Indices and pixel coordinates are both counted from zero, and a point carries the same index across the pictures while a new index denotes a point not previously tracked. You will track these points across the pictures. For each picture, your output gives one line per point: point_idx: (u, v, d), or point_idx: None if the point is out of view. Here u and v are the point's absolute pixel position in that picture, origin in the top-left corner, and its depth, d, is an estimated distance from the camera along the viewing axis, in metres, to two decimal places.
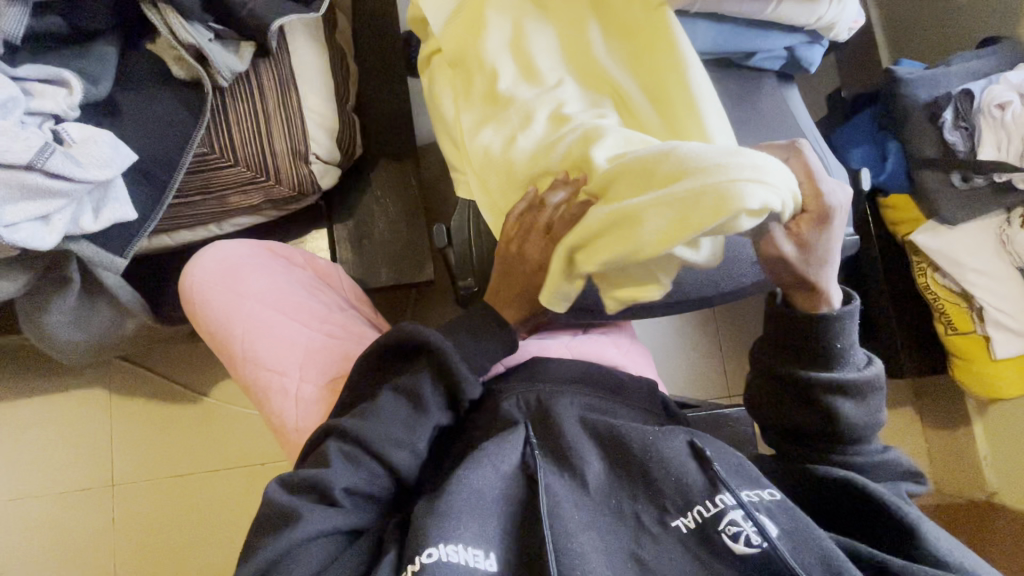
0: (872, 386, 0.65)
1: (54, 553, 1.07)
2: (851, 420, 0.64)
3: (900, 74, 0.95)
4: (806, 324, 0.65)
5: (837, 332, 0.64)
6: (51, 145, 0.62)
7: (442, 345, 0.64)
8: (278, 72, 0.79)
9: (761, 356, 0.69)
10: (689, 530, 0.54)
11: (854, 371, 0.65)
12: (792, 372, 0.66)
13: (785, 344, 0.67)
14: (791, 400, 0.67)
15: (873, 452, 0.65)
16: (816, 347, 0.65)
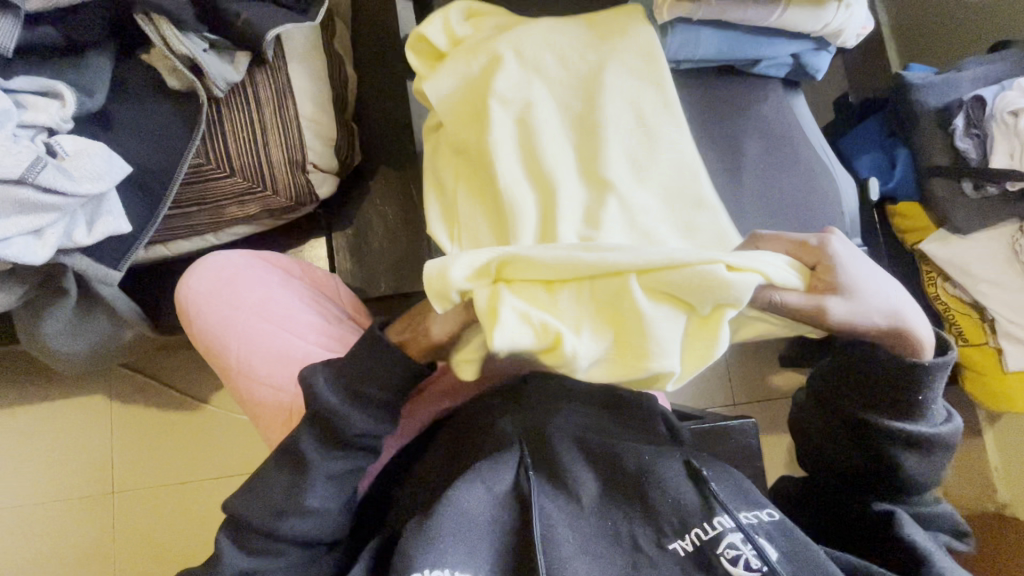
0: (941, 441, 0.62)
1: (53, 561, 1.07)
2: (910, 472, 0.61)
3: (910, 79, 0.93)
4: (893, 376, 0.59)
5: (923, 386, 0.59)
6: (44, 159, 0.61)
7: (324, 394, 0.60)
8: (274, 81, 0.78)
9: (827, 394, 0.66)
10: (687, 553, 0.52)
11: (928, 426, 0.61)
12: (860, 417, 0.62)
13: (860, 387, 0.62)
14: (851, 441, 0.64)
15: (919, 499, 0.64)
16: (896, 400, 0.60)
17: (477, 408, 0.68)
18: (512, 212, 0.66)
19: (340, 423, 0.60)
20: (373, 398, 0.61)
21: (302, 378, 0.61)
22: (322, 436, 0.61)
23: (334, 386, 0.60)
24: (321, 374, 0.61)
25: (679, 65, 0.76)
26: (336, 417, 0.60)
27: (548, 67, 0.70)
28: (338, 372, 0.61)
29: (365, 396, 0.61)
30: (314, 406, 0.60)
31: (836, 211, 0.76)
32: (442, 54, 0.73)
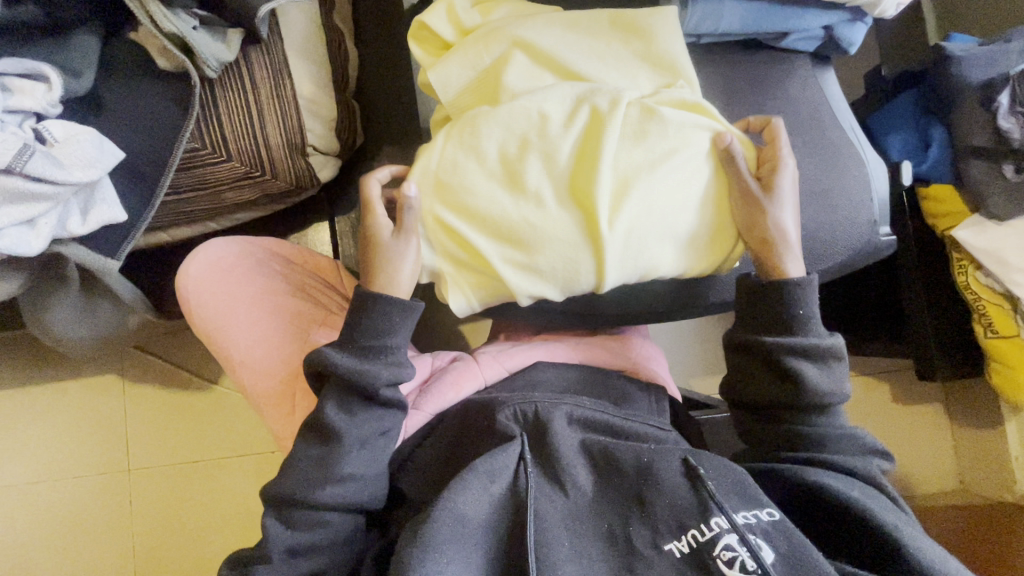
0: (834, 353, 0.64)
1: (73, 534, 1.10)
2: (816, 388, 0.63)
3: (950, 51, 0.85)
4: (770, 295, 0.63)
5: (797, 301, 0.63)
6: (31, 145, 0.60)
7: (342, 364, 0.61)
8: (269, 59, 0.74)
9: (730, 333, 0.67)
10: (682, 555, 0.51)
11: (816, 339, 0.63)
12: (756, 342, 0.64)
13: (755, 316, 0.65)
14: (757, 372, 0.65)
15: (840, 424, 0.64)
16: (778, 319, 0.64)
17: (479, 402, 0.66)
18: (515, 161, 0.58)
19: (364, 383, 0.61)
20: (387, 347, 0.62)
21: (312, 358, 0.62)
22: (344, 401, 0.61)
23: (337, 348, 0.62)
24: (330, 349, 0.62)
25: (700, 40, 0.71)
26: (359, 379, 0.60)
27: (557, 50, 0.65)
28: (344, 341, 0.62)
29: (376, 349, 0.62)
30: (334, 376, 0.61)
31: (864, 199, 0.71)
32: (448, 46, 0.69)
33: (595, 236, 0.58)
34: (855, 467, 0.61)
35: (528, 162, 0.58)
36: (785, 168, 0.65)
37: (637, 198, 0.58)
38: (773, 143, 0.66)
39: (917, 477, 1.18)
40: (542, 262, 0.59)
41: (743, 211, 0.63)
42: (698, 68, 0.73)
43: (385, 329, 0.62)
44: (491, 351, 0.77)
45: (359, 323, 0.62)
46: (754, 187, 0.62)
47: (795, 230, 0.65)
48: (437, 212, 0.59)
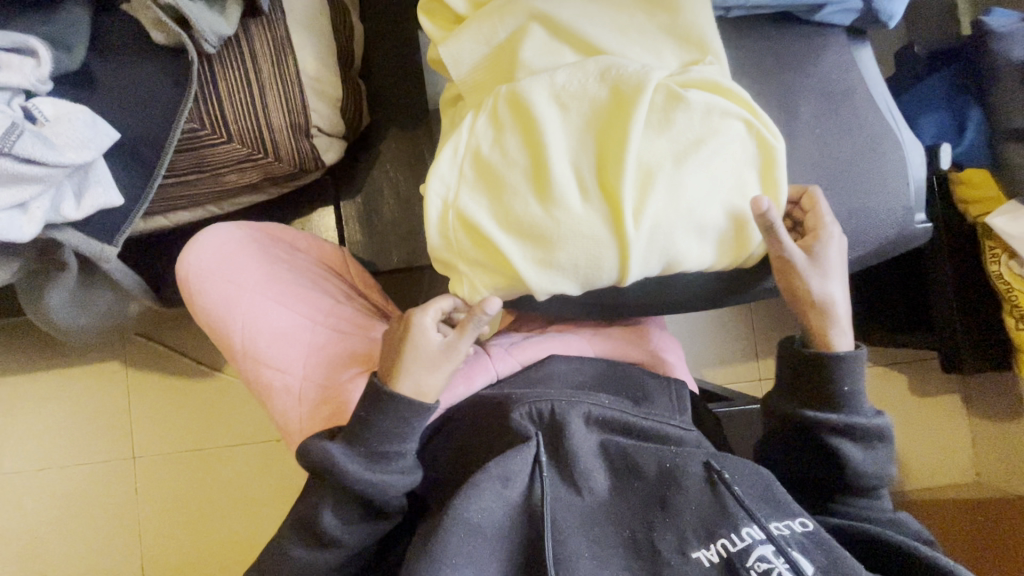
0: (882, 434, 0.62)
1: (79, 522, 1.09)
2: (858, 466, 0.62)
3: (991, 27, 0.81)
4: (816, 369, 0.62)
5: (843, 377, 0.62)
6: (20, 125, 0.57)
7: (349, 472, 0.57)
8: (271, 34, 0.70)
9: (771, 400, 0.67)
10: (711, 564, 0.49)
11: (862, 417, 0.62)
12: (798, 415, 0.63)
13: (800, 387, 0.64)
14: (795, 443, 0.65)
15: (882, 508, 0.63)
16: (823, 393, 0.62)
17: (491, 398, 0.62)
18: (532, 150, 0.55)
19: (369, 492, 0.58)
20: (400, 454, 0.59)
21: (317, 454, 0.58)
22: (344, 508, 0.58)
23: (344, 450, 0.58)
24: (339, 447, 0.58)
25: (729, 12, 0.67)
26: (367, 491, 0.57)
27: (578, 24, 0.60)
28: (354, 443, 0.58)
29: (389, 456, 0.58)
30: (339, 482, 0.57)
31: (900, 185, 0.67)
32: (460, 19, 0.65)
33: (619, 229, 0.54)
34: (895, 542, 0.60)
35: (549, 146, 0.55)
36: (830, 237, 0.61)
37: (663, 187, 0.54)
38: (814, 211, 0.61)
39: (933, 469, 1.16)
40: (563, 253, 0.55)
41: (781, 280, 0.62)
42: (725, 42, 0.68)
43: (400, 434, 0.59)
44: (504, 342, 0.75)
45: (375, 427, 0.58)
46: (798, 256, 0.60)
47: (843, 295, 0.63)
48: (454, 200, 0.56)
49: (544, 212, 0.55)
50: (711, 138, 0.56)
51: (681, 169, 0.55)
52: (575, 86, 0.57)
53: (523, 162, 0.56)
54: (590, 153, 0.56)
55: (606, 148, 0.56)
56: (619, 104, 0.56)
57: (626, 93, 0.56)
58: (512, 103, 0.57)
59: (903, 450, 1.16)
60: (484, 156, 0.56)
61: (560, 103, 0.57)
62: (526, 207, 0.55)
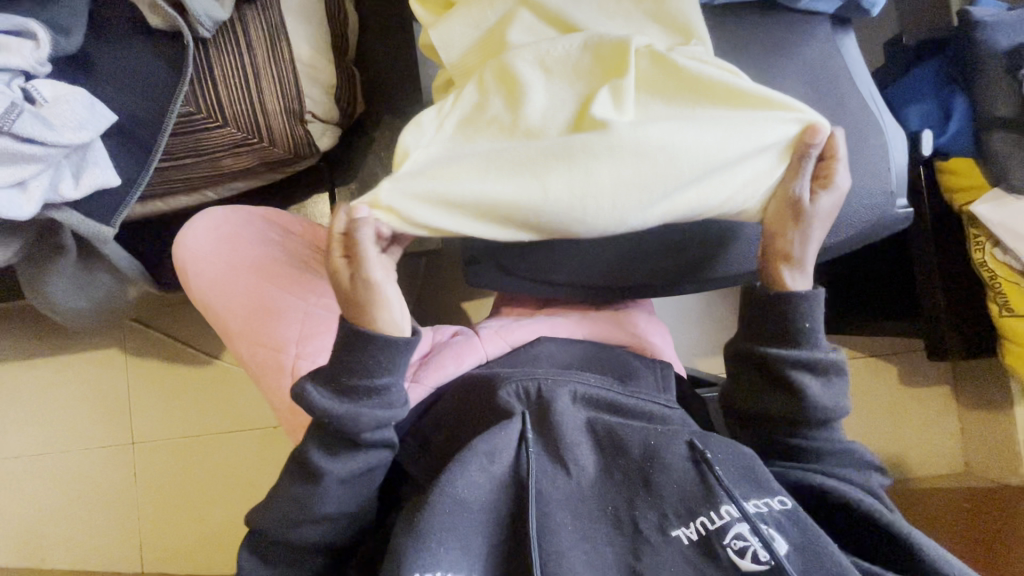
0: (837, 367, 0.63)
1: (79, 505, 1.11)
2: (817, 401, 0.61)
3: (975, 16, 0.82)
4: (774, 306, 0.62)
5: (802, 315, 0.61)
6: (19, 105, 0.58)
7: (321, 407, 0.56)
8: (266, 19, 0.71)
9: (734, 341, 0.66)
10: (690, 542, 0.51)
11: (819, 353, 0.62)
12: (760, 353, 0.62)
13: (760, 325, 0.63)
14: (757, 382, 0.64)
15: (839, 439, 0.63)
16: (781, 332, 0.62)
17: (480, 377, 0.64)
18: (514, 109, 0.56)
19: (351, 428, 0.56)
20: (376, 389, 0.56)
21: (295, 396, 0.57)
22: (331, 444, 0.58)
23: (316, 385, 0.57)
24: (310, 384, 0.57)
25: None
26: (347, 425, 0.56)
27: (565, 8, 0.61)
28: (325, 377, 0.57)
29: (358, 391, 0.56)
30: (321, 419, 0.56)
31: (883, 169, 0.68)
32: (450, 5, 0.66)
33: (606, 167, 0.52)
34: (854, 480, 0.61)
35: (528, 105, 0.56)
36: (838, 189, 0.59)
37: (649, 130, 0.53)
38: (826, 155, 0.59)
39: (921, 458, 1.17)
40: (551, 199, 0.52)
41: (772, 226, 0.60)
42: (711, 29, 0.69)
43: (374, 369, 0.56)
44: (494, 325, 0.76)
45: (341, 359, 0.56)
46: (805, 199, 0.58)
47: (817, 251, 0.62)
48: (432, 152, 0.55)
49: (527, 156, 0.53)
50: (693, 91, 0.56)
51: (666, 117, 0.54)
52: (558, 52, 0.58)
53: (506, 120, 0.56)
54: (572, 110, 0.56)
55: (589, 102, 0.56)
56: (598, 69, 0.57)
57: (605, 58, 0.57)
58: (495, 71, 0.58)
59: (894, 439, 1.17)
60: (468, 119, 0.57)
61: (543, 70, 0.58)
62: (509, 153, 0.53)
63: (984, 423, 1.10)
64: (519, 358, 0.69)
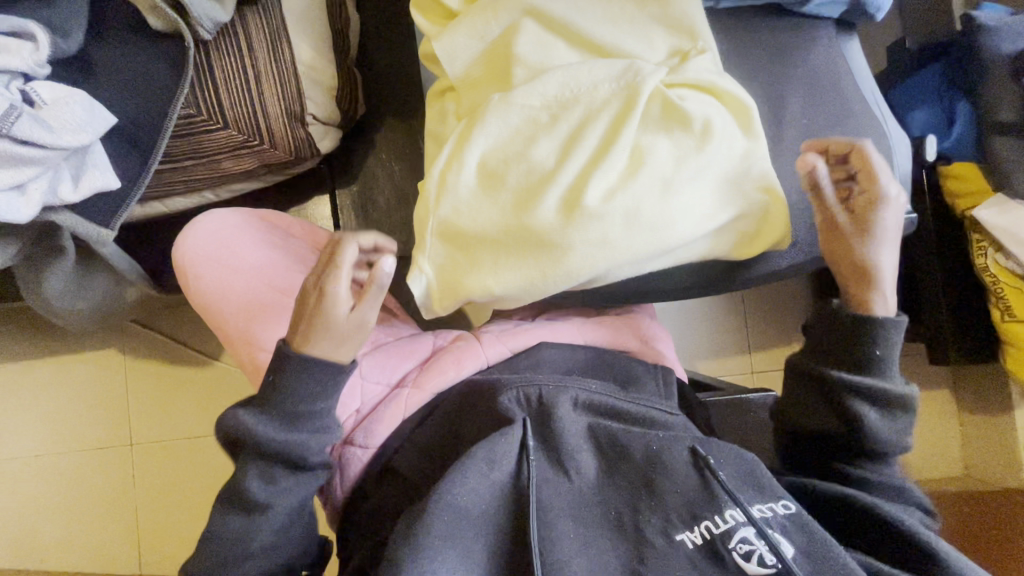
0: (904, 403, 0.62)
1: (77, 507, 1.11)
2: (876, 432, 0.61)
3: (982, 20, 0.82)
4: (849, 327, 0.62)
5: (875, 341, 0.62)
6: (18, 107, 0.58)
7: (266, 434, 0.58)
8: (267, 20, 0.71)
9: (804, 358, 0.66)
10: (695, 546, 0.50)
11: (887, 384, 0.62)
12: (826, 375, 0.63)
13: (836, 350, 0.64)
14: (818, 405, 0.65)
15: (892, 474, 0.63)
16: (850, 355, 0.63)
17: (481, 383, 0.63)
18: (516, 159, 0.58)
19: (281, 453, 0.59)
20: (310, 419, 0.60)
21: (230, 421, 0.59)
22: (266, 470, 0.59)
23: (257, 415, 0.59)
24: (250, 413, 0.59)
25: (720, 4, 0.69)
26: (278, 451, 0.59)
27: (571, 17, 0.61)
28: (264, 405, 0.59)
29: (299, 416, 0.59)
30: (253, 446, 0.59)
31: None
32: (453, 15, 0.66)
33: (598, 230, 0.57)
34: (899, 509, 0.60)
35: (531, 157, 0.58)
36: (885, 200, 0.62)
37: (642, 191, 0.57)
38: (865, 169, 0.62)
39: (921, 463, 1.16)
40: (547, 257, 0.57)
41: (827, 245, 0.64)
42: (715, 34, 0.69)
43: (305, 403, 0.59)
44: (495, 329, 0.76)
45: (283, 387, 0.58)
46: (840, 218, 0.64)
47: (894, 262, 0.64)
48: (465, 213, 0.59)
49: (527, 215, 0.57)
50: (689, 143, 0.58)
51: (661, 176, 0.57)
52: (573, 95, 0.59)
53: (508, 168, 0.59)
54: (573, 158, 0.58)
55: (588, 152, 0.58)
56: (602, 112, 0.58)
57: (611, 101, 0.59)
58: (512, 116, 0.59)
59: None
60: (488, 172, 0.59)
61: (558, 114, 0.59)
62: (511, 210, 0.58)
63: (985, 427, 1.10)
64: (519, 363, 0.68)
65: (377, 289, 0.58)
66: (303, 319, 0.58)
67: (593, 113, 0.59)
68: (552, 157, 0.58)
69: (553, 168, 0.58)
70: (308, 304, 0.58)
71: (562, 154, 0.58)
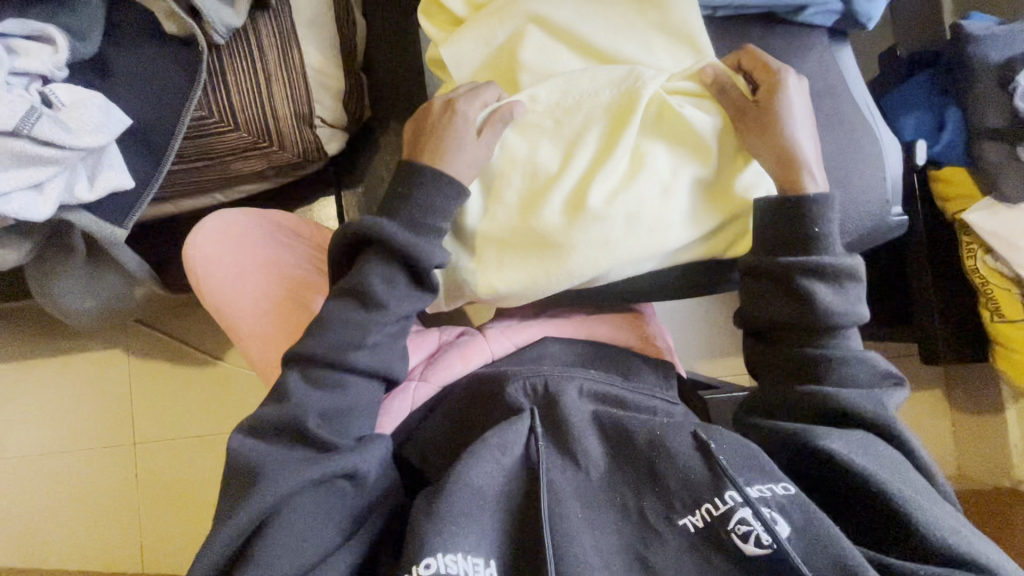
0: (849, 273, 0.61)
1: (81, 505, 1.12)
2: (828, 306, 0.60)
3: (969, 31, 0.85)
4: (790, 214, 0.60)
5: (814, 218, 0.59)
6: (38, 109, 0.60)
7: (399, 237, 0.56)
8: (278, 25, 0.72)
9: (744, 260, 0.63)
10: (696, 530, 0.51)
11: (831, 257, 0.60)
12: (771, 263, 0.60)
13: (772, 236, 0.61)
14: (768, 292, 0.62)
15: (851, 348, 0.61)
16: (792, 240, 0.60)
17: (488, 375, 0.65)
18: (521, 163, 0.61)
19: (409, 259, 0.57)
20: (438, 230, 0.58)
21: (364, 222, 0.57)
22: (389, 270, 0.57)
23: (392, 222, 0.57)
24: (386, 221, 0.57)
25: (716, 12, 0.71)
26: (407, 254, 0.56)
27: (574, 24, 0.63)
28: (400, 215, 0.57)
29: (431, 230, 0.57)
30: (382, 246, 0.56)
31: (878, 176, 0.71)
32: (459, 21, 0.68)
33: (602, 231, 0.58)
34: (859, 393, 0.59)
35: (535, 161, 0.60)
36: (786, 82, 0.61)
37: (644, 193, 0.59)
38: (761, 65, 0.63)
39: None
40: (552, 257, 0.59)
41: (745, 134, 0.61)
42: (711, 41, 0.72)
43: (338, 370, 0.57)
44: (499, 325, 0.77)
45: (416, 199, 0.57)
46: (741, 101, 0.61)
47: (807, 139, 0.62)
48: (477, 216, 0.62)
49: (532, 216, 0.59)
50: (687, 148, 0.61)
51: (662, 179, 0.60)
52: (575, 102, 0.61)
53: (514, 173, 0.61)
54: (576, 162, 0.60)
55: (591, 157, 0.60)
56: (603, 116, 0.61)
57: (612, 105, 0.61)
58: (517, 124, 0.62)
59: None
60: (495, 175, 0.61)
61: (561, 119, 0.61)
62: (517, 213, 0.60)
63: (977, 427, 1.11)
64: (525, 357, 0.70)
65: (504, 121, 0.60)
66: (428, 134, 0.59)
67: (595, 118, 0.61)
68: (556, 161, 0.60)
69: (557, 171, 0.60)
70: (435, 121, 0.59)
71: (565, 157, 0.60)
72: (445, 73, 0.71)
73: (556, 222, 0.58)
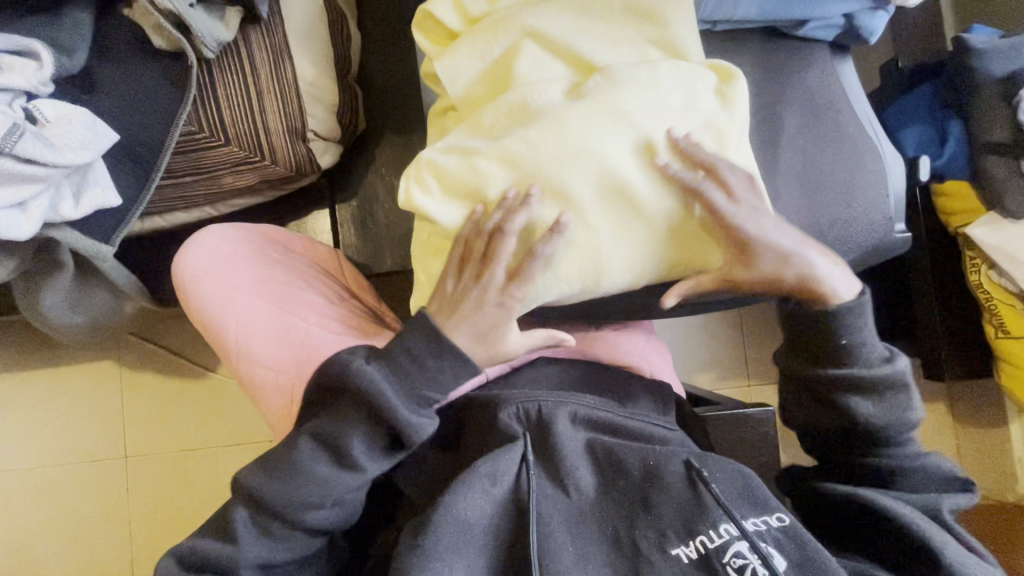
0: (893, 380, 0.64)
1: (69, 520, 1.10)
2: (870, 416, 0.64)
3: (971, 43, 0.84)
4: (818, 326, 0.64)
5: (842, 329, 0.63)
6: (21, 125, 0.59)
7: (391, 403, 0.59)
8: (269, 38, 0.71)
9: (782, 363, 0.69)
10: (689, 561, 0.50)
11: (867, 366, 0.64)
12: (810, 375, 0.66)
13: (809, 349, 0.65)
14: (813, 401, 0.68)
15: (907, 453, 0.66)
16: (824, 350, 0.64)
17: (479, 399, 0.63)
18: (492, 173, 0.57)
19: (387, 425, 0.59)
20: (427, 405, 0.61)
21: (360, 377, 0.59)
22: (374, 438, 0.60)
23: (385, 377, 0.59)
24: (382, 377, 0.59)
25: (715, 26, 0.69)
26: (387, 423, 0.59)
27: (570, 39, 0.62)
28: (397, 373, 0.60)
29: (422, 400, 0.61)
30: (368, 404, 0.59)
31: (880, 194, 0.69)
32: (454, 35, 0.67)
33: (591, 246, 0.57)
34: (916, 494, 0.64)
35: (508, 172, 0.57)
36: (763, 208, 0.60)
37: (627, 204, 0.57)
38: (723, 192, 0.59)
39: None
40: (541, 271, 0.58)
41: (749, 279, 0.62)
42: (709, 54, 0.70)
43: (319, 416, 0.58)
44: None
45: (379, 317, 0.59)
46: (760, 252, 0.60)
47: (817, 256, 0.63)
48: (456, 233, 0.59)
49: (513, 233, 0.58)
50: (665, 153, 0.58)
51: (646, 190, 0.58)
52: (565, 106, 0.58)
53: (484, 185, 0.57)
54: (552, 170, 0.57)
55: (566, 163, 0.57)
56: (571, 119, 0.57)
57: (579, 109, 0.57)
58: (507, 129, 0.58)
59: None
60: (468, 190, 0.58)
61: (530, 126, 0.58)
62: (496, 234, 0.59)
63: (981, 443, 1.09)
64: (515, 380, 0.68)
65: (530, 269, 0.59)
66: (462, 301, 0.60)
67: (563, 122, 0.57)
68: (529, 169, 0.57)
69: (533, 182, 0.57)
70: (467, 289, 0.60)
71: (539, 165, 0.57)
72: (439, 86, 0.69)
73: (541, 238, 0.57)
